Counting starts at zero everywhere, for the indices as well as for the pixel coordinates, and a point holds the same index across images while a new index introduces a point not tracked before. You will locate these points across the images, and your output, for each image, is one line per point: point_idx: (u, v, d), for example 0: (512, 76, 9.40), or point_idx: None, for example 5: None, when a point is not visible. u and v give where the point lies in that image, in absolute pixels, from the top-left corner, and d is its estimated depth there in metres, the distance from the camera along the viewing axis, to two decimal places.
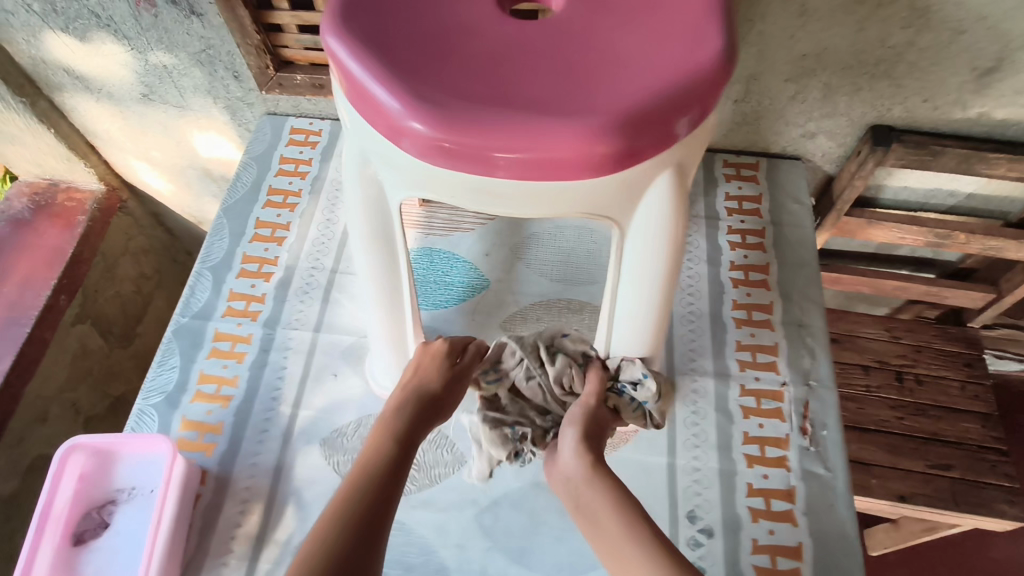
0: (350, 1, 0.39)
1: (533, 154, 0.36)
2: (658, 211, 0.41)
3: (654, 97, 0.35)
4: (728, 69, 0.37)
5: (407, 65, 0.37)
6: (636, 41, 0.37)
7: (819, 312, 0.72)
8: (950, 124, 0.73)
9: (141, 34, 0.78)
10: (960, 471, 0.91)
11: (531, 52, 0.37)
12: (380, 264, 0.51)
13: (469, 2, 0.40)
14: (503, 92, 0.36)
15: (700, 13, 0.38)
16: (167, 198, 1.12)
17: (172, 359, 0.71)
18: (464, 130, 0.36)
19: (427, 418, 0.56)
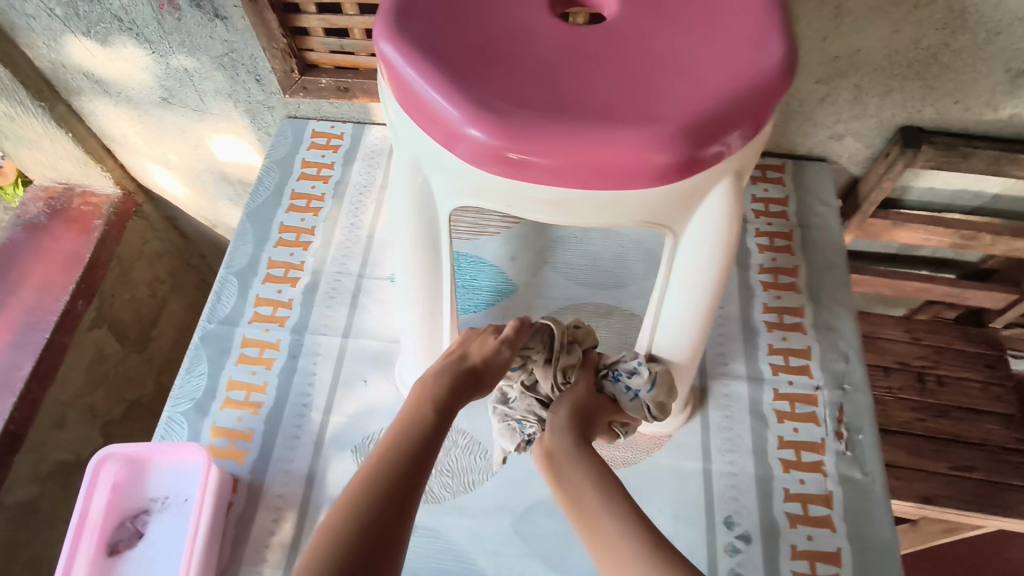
0: (402, 6, 0.39)
1: (594, 161, 0.35)
2: (717, 217, 0.41)
3: (718, 105, 0.35)
4: (788, 77, 0.37)
5: (464, 71, 0.37)
6: (696, 48, 0.37)
7: (849, 315, 0.71)
8: (980, 125, 0.73)
9: (163, 37, 0.78)
10: (984, 473, 0.90)
11: (588, 58, 0.37)
12: (425, 268, 0.51)
13: (522, 6, 0.40)
14: (563, 99, 0.36)
15: (757, 21, 0.38)
16: (183, 202, 1.11)
17: (200, 366, 0.71)
18: (524, 137, 0.35)
19: (469, 388, 0.54)
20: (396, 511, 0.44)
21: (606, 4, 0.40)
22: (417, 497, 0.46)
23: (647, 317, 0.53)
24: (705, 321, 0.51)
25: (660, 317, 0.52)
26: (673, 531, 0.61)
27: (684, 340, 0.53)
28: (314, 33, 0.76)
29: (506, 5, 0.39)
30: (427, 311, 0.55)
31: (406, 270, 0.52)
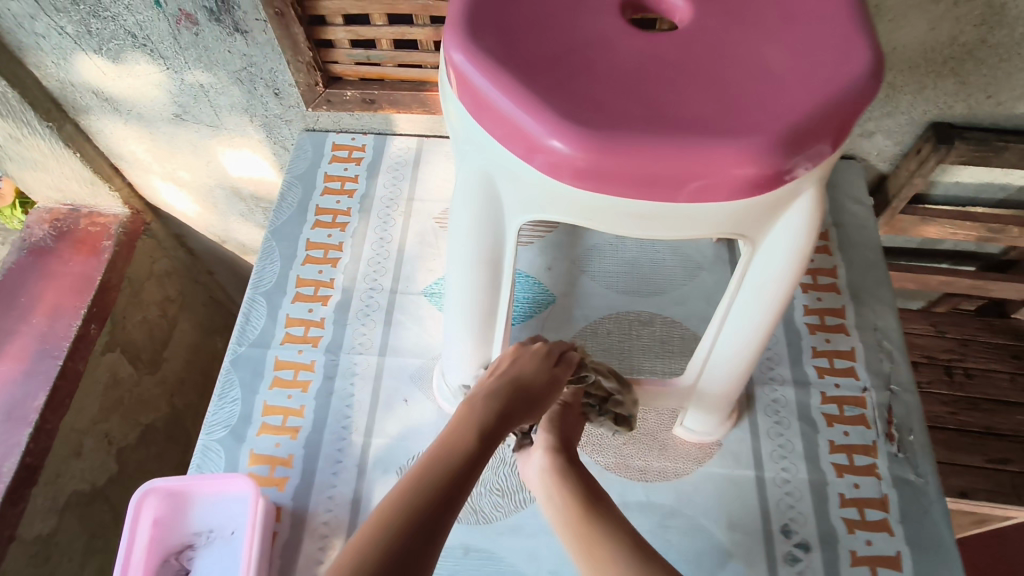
0: (473, 16, 0.38)
1: (683, 172, 0.34)
2: (798, 227, 0.40)
3: (810, 112, 0.34)
4: (875, 84, 0.36)
5: (544, 80, 0.35)
6: (780, 55, 0.37)
7: (892, 313, 0.71)
8: (1012, 119, 0.72)
9: (178, 53, 0.75)
10: (1019, 465, 0.90)
11: (670, 66, 0.36)
12: (484, 284, 0.49)
13: (595, 13, 0.38)
14: (650, 107, 0.35)
15: (838, 28, 0.37)
16: (192, 219, 1.09)
17: (233, 392, 0.68)
18: (612, 148, 0.34)
19: (519, 411, 0.49)
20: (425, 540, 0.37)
21: (678, 10, 0.40)
22: (448, 526, 0.39)
23: (707, 334, 0.54)
24: (769, 332, 0.51)
25: (722, 330, 0.53)
26: (731, 542, 0.61)
27: (744, 348, 0.53)
28: (340, 44, 0.73)
29: (579, 13, 0.38)
30: (480, 327, 0.54)
31: (461, 286, 0.51)
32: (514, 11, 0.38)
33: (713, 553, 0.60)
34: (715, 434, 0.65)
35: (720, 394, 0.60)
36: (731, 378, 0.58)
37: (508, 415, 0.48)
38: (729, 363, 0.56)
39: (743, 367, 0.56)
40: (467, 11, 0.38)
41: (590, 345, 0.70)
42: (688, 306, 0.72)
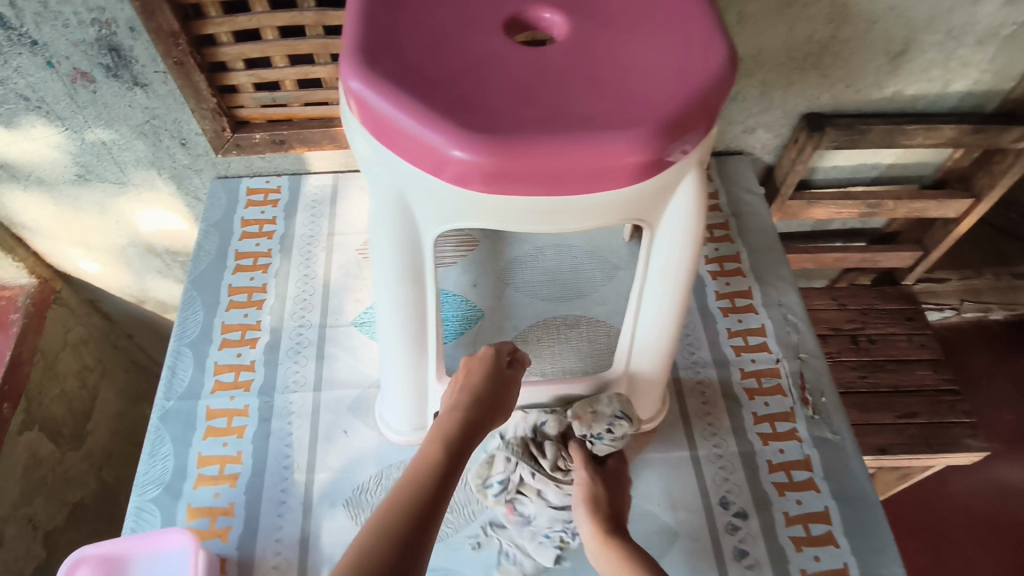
0: (366, 45, 0.40)
1: (580, 167, 0.37)
2: (685, 209, 0.44)
3: (681, 102, 0.38)
4: (733, 74, 0.41)
5: (442, 97, 0.38)
6: (649, 55, 0.40)
7: (793, 289, 0.77)
8: (870, 104, 0.82)
9: (76, 112, 0.74)
10: (925, 416, 1.00)
11: (556, 74, 0.39)
12: (407, 301, 0.50)
13: (480, 32, 0.41)
14: (540, 111, 0.37)
15: (698, 26, 0.42)
16: (105, 282, 1.05)
17: (164, 448, 0.66)
18: (510, 151, 0.36)
19: (483, 418, 0.54)
20: (413, 552, 0.43)
21: (555, 25, 0.43)
22: (431, 538, 0.45)
23: (627, 322, 0.57)
24: (679, 315, 0.55)
25: (640, 315, 0.55)
26: (676, 522, 0.63)
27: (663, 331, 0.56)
28: (244, 89, 0.74)
29: (466, 33, 0.41)
30: (410, 348, 0.55)
31: (384, 306, 0.52)
32: (406, 37, 0.40)
33: (660, 534, 0.63)
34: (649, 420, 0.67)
35: (652, 381, 0.63)
36: (653, 368, 0.61)
37: (470, 426, 0.53)
38: (651, 348, 0.58)
39: (666, 351, 0.59)
40: (359, 41, 0.40)
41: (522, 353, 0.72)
42: (609, 305, 0.76)
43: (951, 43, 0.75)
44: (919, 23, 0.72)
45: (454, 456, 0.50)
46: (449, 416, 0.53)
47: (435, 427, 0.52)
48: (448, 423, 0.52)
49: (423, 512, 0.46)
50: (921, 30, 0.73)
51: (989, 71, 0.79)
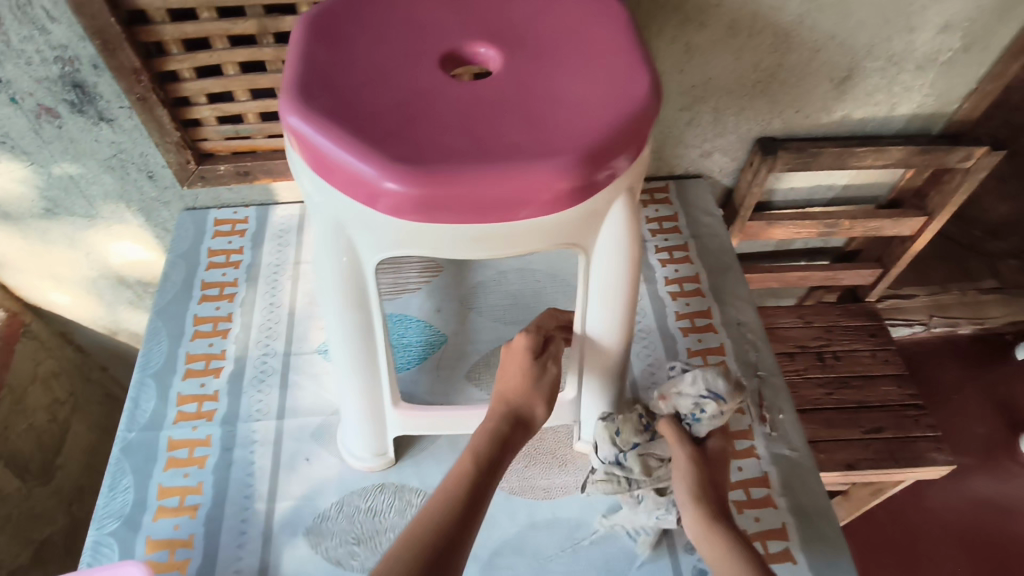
0: (304, 83, 0.41)
1: (509, 195, 0.39)
2: (619, 231, 0.46)
3: (605, 130, 0.40)
4: (658, 104, 0.43)
5: (375, 131, 0.39)
6: (577, 86, 0.42)
7: (751, 307, 0.79)
8: (822, 127, 0.85)
9: (42, 147, 0.75)
10: (891, 431, 1.04)
11: (486, 106, 0.41)
12: (358, 327, 0.51)
13: (416, 67, 0.43)
14: (469, 143, 0.39)
15: (626, 58, 0.44)
16: (76, 315, 1.05)
17: (124, 480, 0.66)
18: (439, 182, 0.38)
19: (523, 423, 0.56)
20: (446, 555, 0.45)
21: (490, 60, 0.45)
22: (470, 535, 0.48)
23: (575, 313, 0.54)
24: (625, 333, 0.55)
25: (588, 310, 0.53)
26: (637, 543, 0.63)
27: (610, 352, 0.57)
28: (207, 122, 0.75)
29: (402, 69, 0.43)
30: (364, 373, 0.56)
31: (336, 333, 0.52)
32: (344, 74, 0.42)
33: (622, 556, 0.63)
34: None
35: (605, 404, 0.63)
36: (604, 391, 0.62)
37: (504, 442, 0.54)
38: (601, 369, 0.59)
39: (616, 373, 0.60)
40: (298, 78, 0.42)
41: (484, 377, 0.73)
42: None
43: (892, 69, 0.78)
44: (860, 51, 0.75)
45: (487, 472, 0.52)
46: (482, 432, 0.54)
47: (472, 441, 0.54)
48: (479, 439, 0.54)
49: (454, 529, 0.47)
50: (862, 58, 0.76)
51: (932, 96, 0.83)
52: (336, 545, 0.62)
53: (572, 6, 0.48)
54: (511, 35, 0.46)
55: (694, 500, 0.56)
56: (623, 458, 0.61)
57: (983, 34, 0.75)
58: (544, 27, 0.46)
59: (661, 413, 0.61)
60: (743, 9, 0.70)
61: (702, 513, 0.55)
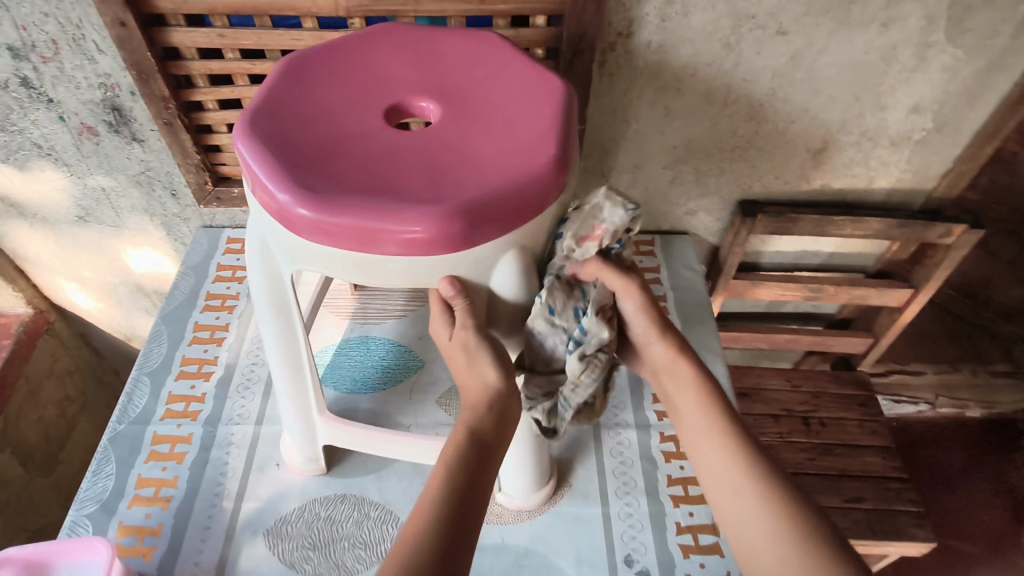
0: (261, 115, 0.50)
1: (385, 230, 0.44)
2: (507, 282, 0.49)
3: (493, 191, 0.45)
4: (558, 176, 0.48)
5: (299, 163, 0.47)
6: (489, 150, 0.49)
7: (720, 359, 0.81)
8: (801, 195, 0.90)
9: (81, 160, 0.84)
10: (871, 502, 1.01)
11: (400, 158, 0.48)
12: (280, 332, 0.57)
13: (359, 118, 0.51)
14: (372, 184, 0.46)
15: (541, 135, 0.49)
16: (97, 318, 1.13)
17: (108, 467, 0.71)
18: (333, 210, 0.44)
19: (503, 421, 0.51)
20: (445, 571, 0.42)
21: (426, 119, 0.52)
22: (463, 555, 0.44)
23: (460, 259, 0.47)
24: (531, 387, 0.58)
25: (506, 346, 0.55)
26: None
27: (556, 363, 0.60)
28: (226, 148, 0.83)
29: (346, 119, 0.51)
30: (291, 375, 0.61)
31: (266, 335, 0.57)
32: (296, 114, 0.51)
33: None
34: (522, 496, 0.69)
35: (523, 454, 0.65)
36: (530, 444, 0.64)
37: (484, 442, 0.49)
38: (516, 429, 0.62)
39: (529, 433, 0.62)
40: (258, 111, 0.50)
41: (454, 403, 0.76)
42: None
43: (867, 144, 0.83)
44: (833, 125, 0.81)
45: (470, 473, 0.47)
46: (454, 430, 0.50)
47: (446, 445, 0.49)
48: (455, 440, 0.49)
49: (450, 539, 0.44)
50: (836, 131, 0.81)
51: (909, 171, 0.86)
52: (293, 548, 0.65)
53: (522, 85, 0.54)
54: (451, 101, 0.53)
55: (659, 343, 0.59)
56: (583, 333, 0.52)
57: (953, 116, 0.79)
58: (487, 99, 0.53)
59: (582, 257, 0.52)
60: (717, 80, 0.76)
61: (665, 350, 0.59)
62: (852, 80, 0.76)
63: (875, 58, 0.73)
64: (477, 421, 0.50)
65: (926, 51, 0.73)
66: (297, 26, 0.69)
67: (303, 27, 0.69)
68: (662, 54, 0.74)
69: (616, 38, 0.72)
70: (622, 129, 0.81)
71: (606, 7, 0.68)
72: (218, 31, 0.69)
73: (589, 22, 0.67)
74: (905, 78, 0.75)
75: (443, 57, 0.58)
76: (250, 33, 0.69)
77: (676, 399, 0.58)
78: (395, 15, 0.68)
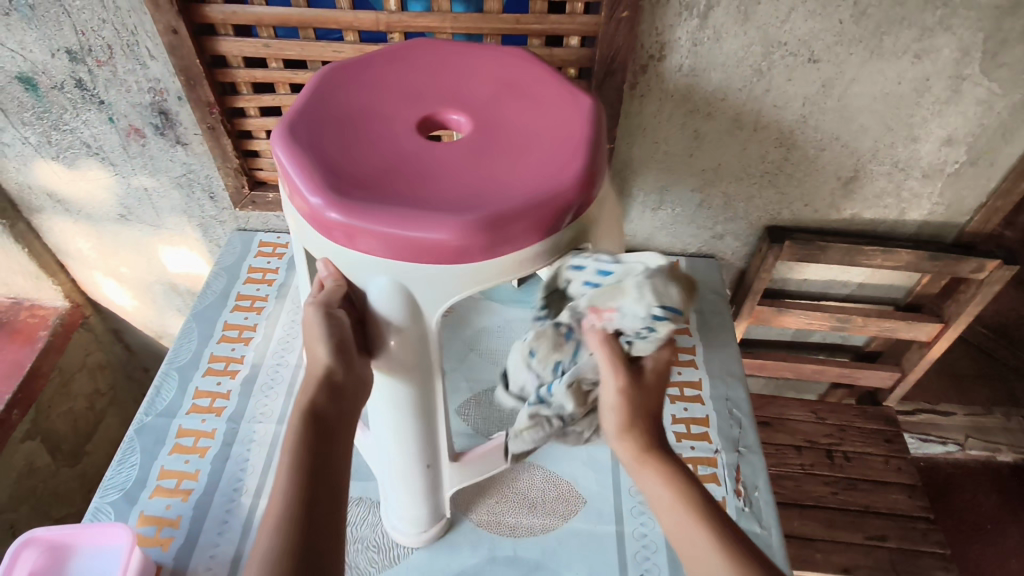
0: (346, 70, 0.59)
1: (299, 185, 0.49)
2: (384, 304, 0.50)
3: (389, 215, 0.46)
4: (463, 236, 0.46)
5: (314, 112, 0.54)
6: (448, 178, 0.49)
7: (741, 383, 0.81)
8: (830, 224, 0.89)
9: (127, 161, 0.88)
10: (895, 541, 0.99)
11: (378, 151, 0.51)
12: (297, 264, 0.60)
13: (397, 112, 0.55)
14: (332, 153, 0.51)
15: (499, 194, 0.48)
16: (131, 315, 1.16)
17: (133, 457, 0.72)
18: (287, 149, 0.51)
19: (340, 403, 0.50)
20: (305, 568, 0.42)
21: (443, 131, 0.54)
22: (317, 550, 0.43)
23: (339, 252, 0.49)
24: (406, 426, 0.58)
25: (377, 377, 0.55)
26: None
27: (437, 399, 0.58)
28: (264, 154, 0.85)
29: (385, 106, 0.56)
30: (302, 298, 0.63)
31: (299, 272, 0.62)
32: (359, 83, 0.58)
33: None
34: (407, 531, 0.66)
35: (407, 498, 0.64)
36: (408, 488, 0.63)
37: (323, 422, 0.49)
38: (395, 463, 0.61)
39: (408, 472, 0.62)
40: (349, 64, 0.59)
41: (473, 415, 0.78)
42: None
43: (899, 174, 0.82)
44: (864, 155, 0.81)
45: (314, 459, 0.47)
46: (291, 420, 0.48)
47: (287, 434, 0.48)
48: (292, 429, 0.48)
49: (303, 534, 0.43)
50: (867, 161, 0.81)
51: (941, 204, 0.86)
52: None
53: (561, 154, 0.51)
54: (483, 124, 0.54)
55: (633, 440, 0.53)
56: (549, 392, 0.53)
57: (988, 150, 0.79)
58: (520, 141, 0.53)
59: (596, 326, 0.49)
60: (747, 106, 0.76)
61: (634, 449, 0.53)
62: (885, 110, 0.76)
63: (907, 89, 0.73)
64: (314, 404, 0.49)
65: (959, 84, 0.73)
66: (339, 40, 0.72)
67: (345, 40, 0.71)
68: (692, 78, 0.74)
69: (648, 61, 0.73)
70: (651, 151, 0.82)
71: (639, 30, 0.69)
72: (265, 42, 0.71)
73: (622, 44, 0.68)
74: (937, 111, 0.75)
75: (534, 88, 0.58)
76: (294, 44, 0.71)
77: (656, 500, 0.51)
78: (433, 31, 0.70)
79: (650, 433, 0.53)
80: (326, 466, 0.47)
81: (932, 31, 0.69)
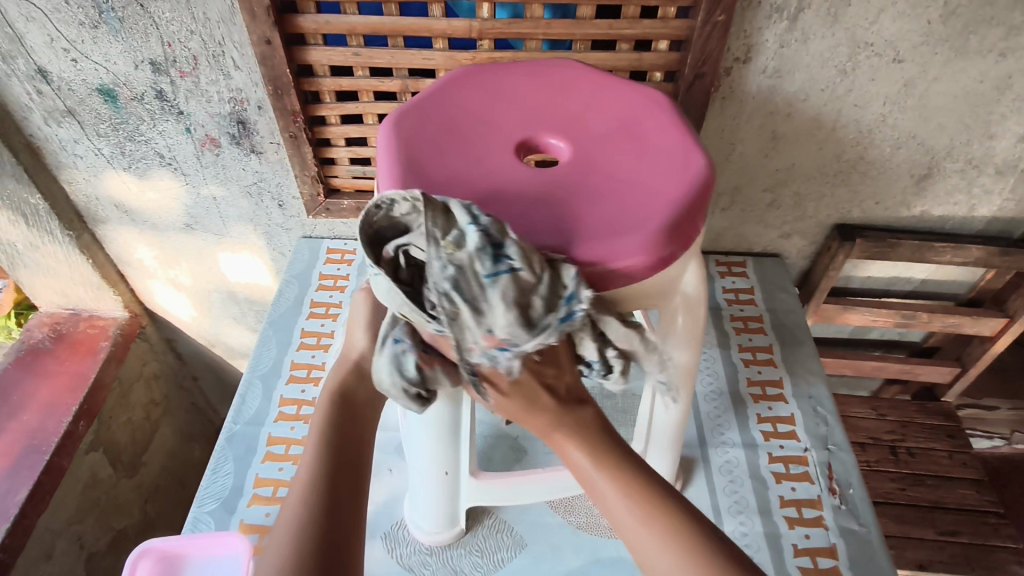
0: (475, 78, 0.61)
1: (385, 177, 0.52)
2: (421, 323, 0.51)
3: None
4: None
5: (425, 112, 0.57)
6: (518, 201, 0.50)
7: (822, 382, 0.81)
8: (900, 221, 0.90)
9: (199, 171, 0.88)
10: (968, 536, 1.00)
11: (464, 163, 0.53)
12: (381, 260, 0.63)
13: (500, 130, 0.56)
14: (425, 156, 0.53)
15: (557, 233, 0.48)
16: (187, 325, 1.16)
17: (226, 466, 0.72)
18: (390, 139, 0.54)
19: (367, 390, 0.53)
20: (331, 527, 0.42)
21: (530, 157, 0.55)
22: (342, 511, 0.44)
23: None
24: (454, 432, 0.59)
25: None
26: None
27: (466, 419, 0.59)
28: (341, 162, 0.85)
29: (490, 122, 0.57)
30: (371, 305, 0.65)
31: None
32: (478, 93, 0.60)
33: None
34: (434, 526, 0.67)
35: (434, 500, 0.64)
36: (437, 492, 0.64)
37: (352, 403, 0.51)
38: (423, 467, 0.62)
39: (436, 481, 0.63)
40: (481, 73, 0.61)
41: None
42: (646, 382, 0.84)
43: (971, 171, 0.83)
44: (939, 152, 0.81)
45: (341, 432, 0.48)
46: (321, 399, 0.51)
47: (317, 413, 0.50)
48: (322, 407, 0.50)
49: (329, 494, 0.44)
50: (941, 158, 0.82)
51: (1011, 200, 0.86)
52: (410, 552, 0.67)
53: (643, 212, 0.50)
54: (580, 159, 0.54)
55: (531, 422, 0.50)
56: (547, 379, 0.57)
57: None
58: (613, 181, 0.52)
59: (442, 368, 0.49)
60: (828, 106, 0.77)
61: (540, 427, 0.50)
62: (964, 109, 0.76)
63: (988, 87, 0.74)
64: (345, 386, 0.52)
65: None
66: (428, 47, 0.72)
67: (434, 48, 0.71)
68: (776, 79, 0.75)
69: (733, 63, 0.74)
70: (727, 152, 0.82)
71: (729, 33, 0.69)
72: (354, 50, 0.71)
73: (713, 48, 0.69)
74: (1016, 107, 0.76)
75: (651, 137, 0.56)
76: (384, 52, 0.71)
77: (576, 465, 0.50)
78: (524, 38, 0.70)
79: (545, 409, 0.49)
80: (350, 457, 0.47)
81: (1019, 30, 0.69)
